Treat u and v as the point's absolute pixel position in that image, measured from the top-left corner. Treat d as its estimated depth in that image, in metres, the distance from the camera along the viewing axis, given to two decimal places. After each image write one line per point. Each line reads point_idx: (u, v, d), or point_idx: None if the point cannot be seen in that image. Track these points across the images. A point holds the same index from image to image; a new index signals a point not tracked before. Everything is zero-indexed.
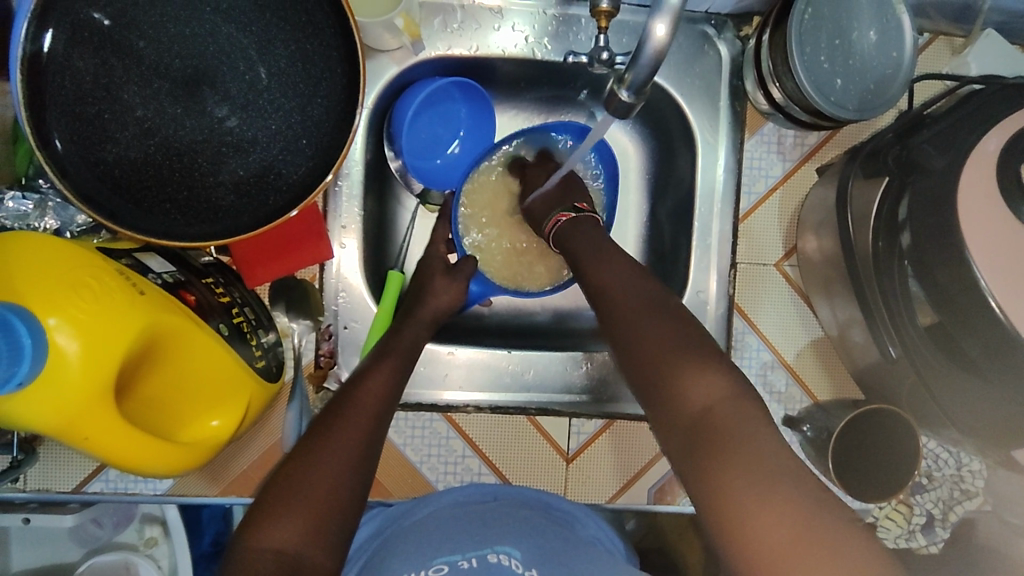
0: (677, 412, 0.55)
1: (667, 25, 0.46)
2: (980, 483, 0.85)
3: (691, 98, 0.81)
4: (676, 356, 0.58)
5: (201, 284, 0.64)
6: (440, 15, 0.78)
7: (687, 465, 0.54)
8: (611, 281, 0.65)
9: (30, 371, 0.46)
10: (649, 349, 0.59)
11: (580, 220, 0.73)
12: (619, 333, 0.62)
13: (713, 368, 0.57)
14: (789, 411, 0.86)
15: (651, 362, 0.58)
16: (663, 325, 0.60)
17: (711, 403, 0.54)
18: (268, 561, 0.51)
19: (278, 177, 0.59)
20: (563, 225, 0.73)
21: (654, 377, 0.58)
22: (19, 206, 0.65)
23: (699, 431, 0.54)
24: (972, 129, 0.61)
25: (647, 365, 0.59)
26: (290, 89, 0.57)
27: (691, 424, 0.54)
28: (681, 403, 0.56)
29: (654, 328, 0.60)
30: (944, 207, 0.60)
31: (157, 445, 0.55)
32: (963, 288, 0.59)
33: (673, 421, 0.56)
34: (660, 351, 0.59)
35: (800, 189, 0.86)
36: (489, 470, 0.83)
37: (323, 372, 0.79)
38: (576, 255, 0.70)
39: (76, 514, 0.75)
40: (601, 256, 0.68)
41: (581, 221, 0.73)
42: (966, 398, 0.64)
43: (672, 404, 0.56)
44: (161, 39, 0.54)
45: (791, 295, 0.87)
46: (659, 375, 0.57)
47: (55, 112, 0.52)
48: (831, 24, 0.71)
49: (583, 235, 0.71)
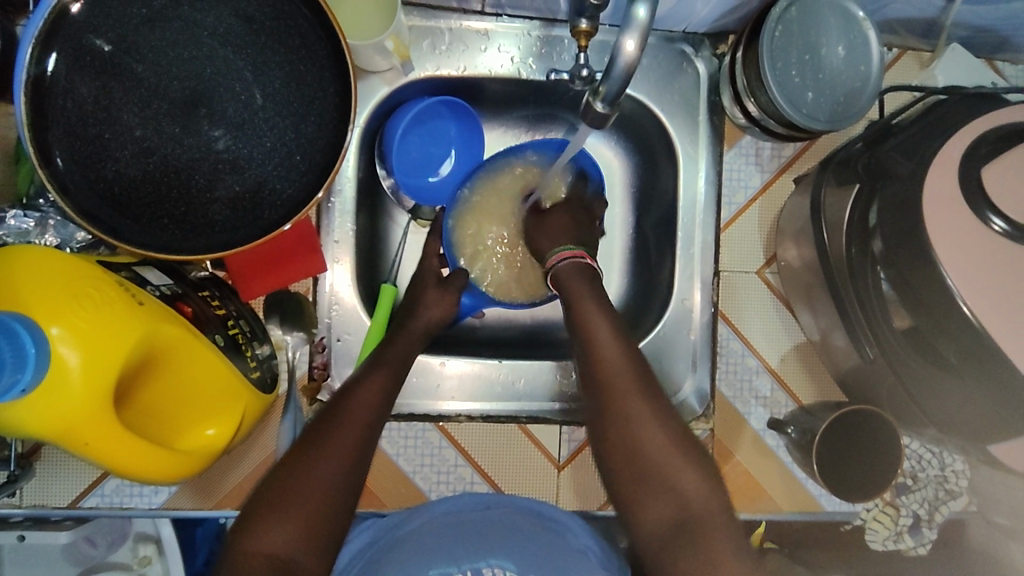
0: (669, 488, 0.60)
1: (636, 42, 0.49)
2: (963, 482, 0.87)
3: (672, 114, 0.84)
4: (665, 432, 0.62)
5: (198, 296, 0.66)
6: (428, 37, 0.81)
7: (668, 525, 0.59)
8: (598, 337, 0.68)
9: (33, 379, 0.48)
10: (614, 383, 0.64)
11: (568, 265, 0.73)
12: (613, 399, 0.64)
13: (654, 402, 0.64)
14: (774, 414, 0.88)
15: (607, 384, 0.65)
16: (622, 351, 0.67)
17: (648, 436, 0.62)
18: (261, 565, 0.53)
19: (271, 193, 0.61)
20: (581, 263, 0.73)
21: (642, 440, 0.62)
22: (20, 224, 0.67)
23: (681, 501, 0.60)
24: (937, 137, 0.64)
25: (603, 383, 0.65)
26: (284, 109, 0.59)
27: (674, 495, 0.60)
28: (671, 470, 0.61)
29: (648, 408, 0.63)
30: (912, 211, 0.62)
31: (156, 453, 0.56)
32: (934, 290, 0.62)
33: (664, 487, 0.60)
34: (613, 373, 0.65)
35: (778, 198, 0.89)
36: (481, 479, 0.84)
37: (316, 384, 0.81)
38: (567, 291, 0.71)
39: (70, 530, 0.75)
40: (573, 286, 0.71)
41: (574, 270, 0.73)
42: (944, 397, 0.66)
43: (664, 481, 0.60)
44: (160, 62, 0.56)
45: (772, 301, 0.89)
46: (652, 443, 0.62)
47: (57, 132, 0.55)
48: (801, 41, 0.75)
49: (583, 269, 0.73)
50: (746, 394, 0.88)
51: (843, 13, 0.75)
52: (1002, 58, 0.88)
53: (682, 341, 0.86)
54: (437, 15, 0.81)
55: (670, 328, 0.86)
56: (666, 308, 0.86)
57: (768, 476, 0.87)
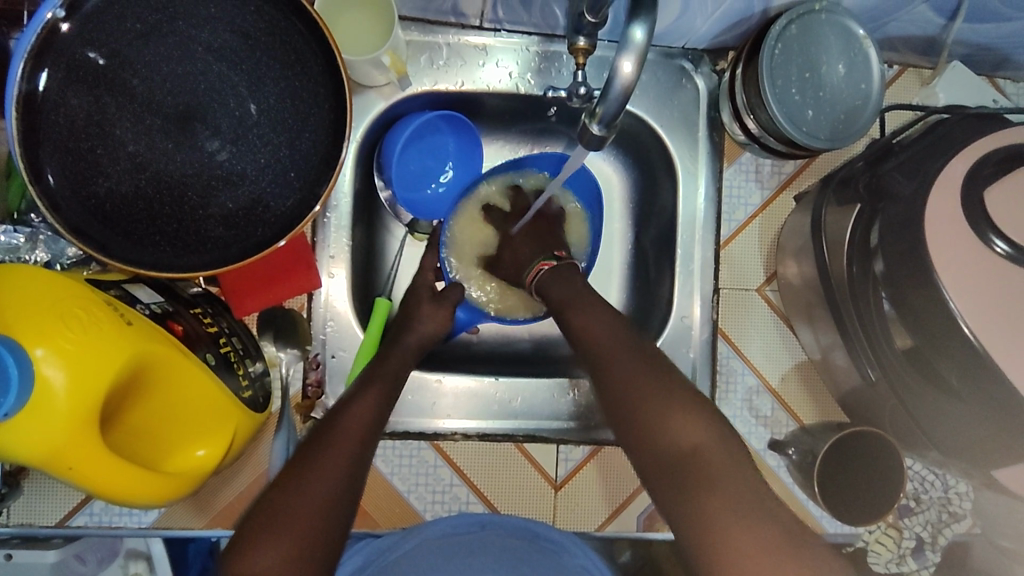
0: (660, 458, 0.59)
1: (633, 63, 0.48)
2: (967, 505, 0.85)
3: (671, 130, 0.84)
4: (655, 405, 0.61)
5: (190, 313, 0.65)
6: (426, 52, 0.81)
7: (675, 499, 0.56)
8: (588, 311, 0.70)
9: (16, 403, 0.47)
10: (603, 346, 0.67)
11: (561, 268, 0.76)
12: (600, 376, 0.66)
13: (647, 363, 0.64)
14: (774, 434, 0.87)
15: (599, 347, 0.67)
16: (606, 318, 0.69)
17: (632, 389, 0.62)
18: None
19: (266, 210, 0.59)
20: (544, 272, 0.77)
21: (632, 416, 0.61)
22: (10, 239, 0.67)
23: (681, 469, 0.57)
24: (936, 157, 0.64)
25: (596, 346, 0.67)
26: (280, 125, 0.59)
27: (673, 464, 0.58)
28: (665, 438, 0.59)
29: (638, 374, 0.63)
30: (913, 230, 0.61)
31: (144, 474, 0.55)
32: (935, 312, 0.61)
33: (661, 455, 0.59)
34: (604, 337, 0.67)
35: (779, 216, 0.88)
36: (477, 498, 0.83)
37: (311, 402, 0.80)
38: (562, 297, 0.73)
39: (58, 548, 0.73)
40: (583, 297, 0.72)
41: (562, 269, 0.76)
42: (948, 419, 0.65)
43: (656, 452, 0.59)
44: (153, 77, 0.56)
45: (773, 319, 0.88)
46: (638, 413, 0.61)
47: (48, 148, 0.54)
48: (802, 57, 0.74)
49: (563, 282, 0.74)
50: (746, 413, 0.87)
51: (844, 29, 0.74)
52: (1004, 76, 0.88)
53: (681, 359, 0.85)
54: (435, 31, 0.81)
55: (669, 347, 0.85)
56: (665, 326, 0.85)
57: None
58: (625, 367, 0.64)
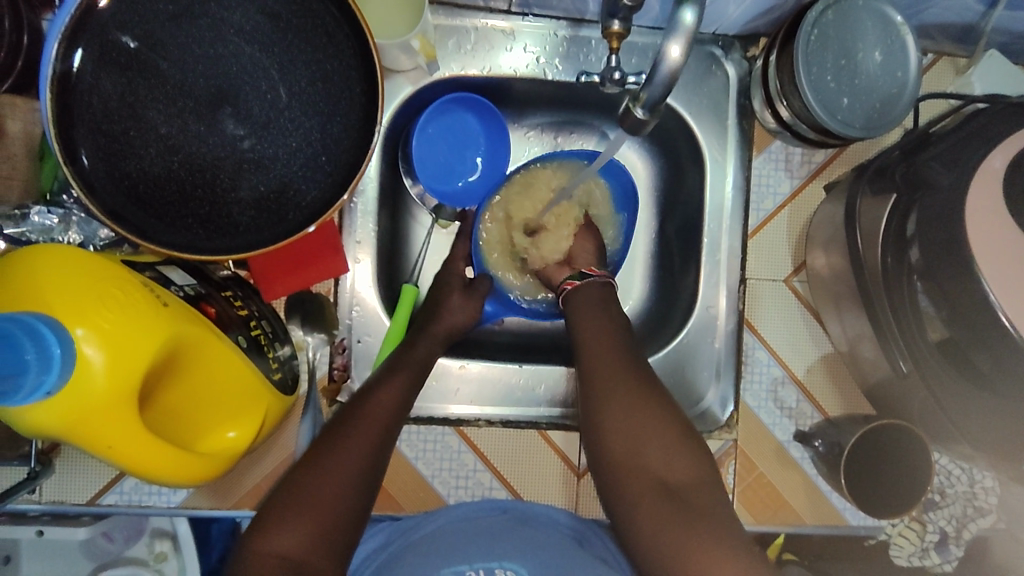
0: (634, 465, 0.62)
1: (681, 48, 0.48)
2: (993, 500, 0.85)
3: (699, 117, 0.83)
4: (633, 411, 0.64)
5: (221, 296, 0.66)
6: (454, 36, 0.80)
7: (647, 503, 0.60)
8: (587, 323, 0.73)
9: (58, 380, 0.47)
10: (593, 347, 0.70)
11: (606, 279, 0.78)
12: (587, 377, 0.69)
13: (626, 371, 0.67)
14: (800, 426, 0.86)
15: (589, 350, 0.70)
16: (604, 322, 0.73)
17: (613, 391, 0.66)
18: (272, 566, 0.52)
19: (297, 194, 0.59)
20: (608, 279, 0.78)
21: (602, 419, 0.65)
22: (44, 221, 0.70)
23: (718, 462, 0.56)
24: (977, 147, 0.62)
25: (590, 351, 0.70)
26: (310, 108, 0.58)
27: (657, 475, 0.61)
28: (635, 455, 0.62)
29: (621, 377, 0.67)
30: (952, 221, 0.61)
31: (178, 454, 0.56)
32: (973, 305, 0.59)
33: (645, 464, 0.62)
34: (598, 336, 0.71)
35: (808, 205, 0.87)
36: (500, 484, 0.83)
37: (337, 385, 0.80)
38: (577, 306, 0.76)
39: (88, 526, 0.75)
40: (587, 307, 0.75)
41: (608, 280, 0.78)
42: (981, 414, 0.64)
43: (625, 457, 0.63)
44: (186, 59, 0.55)
45: (799, 309, 0.87)
46: (616, 420, 0.64)
47: (83, 129, 0.54)
48: (837, 45, 0.73)
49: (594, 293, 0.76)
50: (771, 404, 0.86)
51: (881, 16, 0.73)
52: None
53: (706, 348, 0.85)
54: (463, 14, 0.80)
55: (694, 336, 0.85)
56: (691, 315, 0.85)
57: (791, 486, 0.85)
58: (613, 377, 0.67)
